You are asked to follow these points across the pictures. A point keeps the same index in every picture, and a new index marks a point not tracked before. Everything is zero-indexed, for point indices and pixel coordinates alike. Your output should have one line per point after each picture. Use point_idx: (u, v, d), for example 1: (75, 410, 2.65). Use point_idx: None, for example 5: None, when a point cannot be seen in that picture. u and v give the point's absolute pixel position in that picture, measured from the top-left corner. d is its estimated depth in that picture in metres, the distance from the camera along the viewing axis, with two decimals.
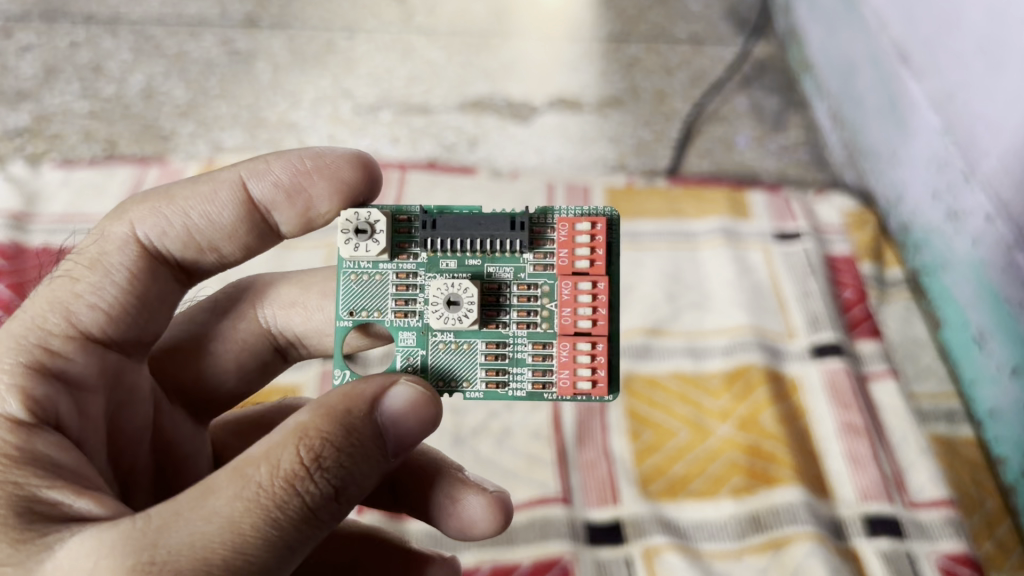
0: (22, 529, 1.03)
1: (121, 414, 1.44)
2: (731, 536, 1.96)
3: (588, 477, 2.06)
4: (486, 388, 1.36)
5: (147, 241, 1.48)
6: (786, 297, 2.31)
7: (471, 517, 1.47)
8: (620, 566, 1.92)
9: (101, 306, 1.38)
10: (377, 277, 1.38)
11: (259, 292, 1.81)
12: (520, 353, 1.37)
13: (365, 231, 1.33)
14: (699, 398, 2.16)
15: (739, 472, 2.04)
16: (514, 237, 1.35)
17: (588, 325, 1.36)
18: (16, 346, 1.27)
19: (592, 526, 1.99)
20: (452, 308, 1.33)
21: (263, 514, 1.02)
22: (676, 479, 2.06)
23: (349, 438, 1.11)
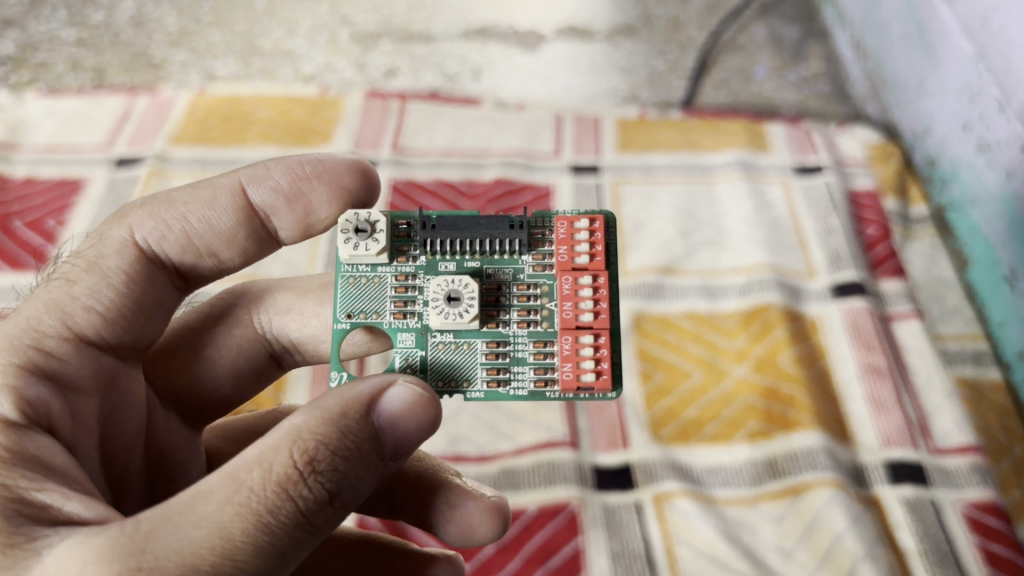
0: (10, 533, 0.97)
1: (116, 421, 1.34)
2: (745, 483, 1.89)
3: (598, 422, 1.98)
4: (487, 388, 1.27)
5: (146, 245, 1.38)
6: (806, 234, 2.21)
7: (469, 524, 1.39)
8: (628, 512, 1.86)
9: (99, 305, 1.29)
10: (375, 279, 1.29)
11: (258, 298, 1.68)
12: (521, 352, 1.28)
13: (363, 229, 1.26)
14: (714, 339, 2.06)
15: (755, 415, 1.96)
16: (516, 236, 1.29)
17: (589, 318, 1.27)
18: (14, 345, 1.18)
19: (601, 471, 1.91)
20: (453, 303, 1.24)
21: (254, 520, 0.96)
22: (689, 422, 1.97)
23: (346, 441, 1.03)
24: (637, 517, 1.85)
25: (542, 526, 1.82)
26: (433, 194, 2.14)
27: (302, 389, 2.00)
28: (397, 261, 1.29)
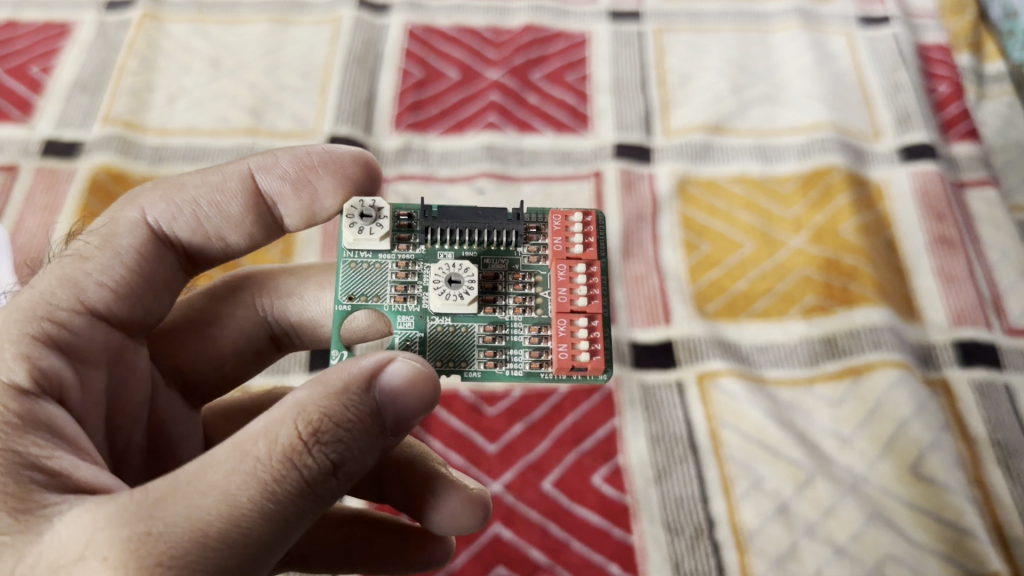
0: (23, 498, 0.84)
1: (121, 406, 1.17)
2: (799, 364, 1.71)
3: (635, 293, 1.77)
4: (486, 366, 1.14)
5: (156, 227, 1.21)
6: (871, 91, 2.03)
7: (446, 514, 1.20)
8: (668, 391, 1.68)
9: (112, 279, 1.12)
10: (374, 264, 1.17)
11: (263, 286, 1.47)
12: (518, 335, 1.15)
13: (369, 217, 1.16)
14: (768, 206, 1.87)
15: (812, 290, 1.77)
16: (513, 228, 1.20)
17: (584, 303, 1.14)
18: (26, 318, 1.01)
19: (639, 347, 1.72)
20: (452, 284, 1.13)
21: (259, 490, 0.83)
22: (737, 296, 1.78)
23: (353, 412, 0.90)
24: (677, 396, 1.68)
25: (574, 408, 1.67)
26: (454, 41, 2.06)
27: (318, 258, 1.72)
28: (399, 242, 1.18)
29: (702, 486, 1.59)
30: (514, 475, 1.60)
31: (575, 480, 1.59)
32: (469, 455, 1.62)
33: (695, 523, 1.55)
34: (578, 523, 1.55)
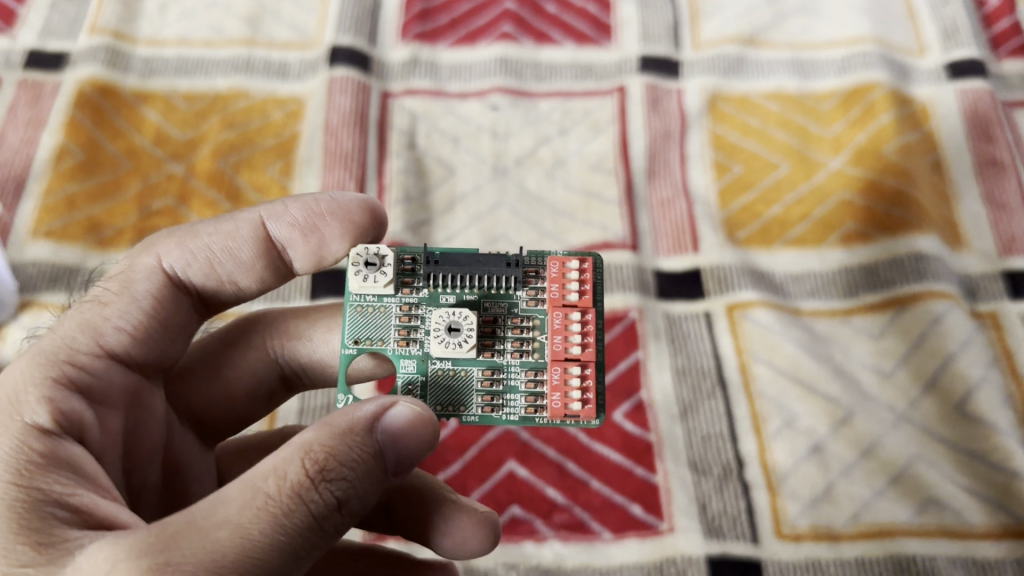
0: (43, 533, 0.78)
1: (142, 453, 1.08)
2: (835, 295, 1.59)
3: (661, 220, 1.64)
4: (483, 411, 1.03)
5: (173, 273, 1.11)
6: (915, 4, 1.88)
7: (456, 538, 1.06)
8: (694, 323, 1.57)
9: (133, 319, 1.05)
10: (379, 307, 1.05)
11: (275, 329, 1.31)
12: (514, 379, 1.04)
13: (370, 262, 1.03)
14: (806, 125, 1.74)
15: (851, 216, 1.65)
16: (510, 271, 1.05)
17: (579, 350, 1.02)
18: (47, 360, 0.95)
19: (664, 276, 1.61)
20: (451, 332, 1.01)
21: (270, 528, 0.77)
22: (771, 222, 1.65)
23: (359, 449, 0.84)
24: (705, 328, 1.56)
25: None
26: None
27: (314, 173, 1.66)
28: (401, 284, 1.06)
29: (732, 423, 1.48)
30: None
31: None
32: None
33: (723, 464, 1.45)
34: (597, 460, 1.46)
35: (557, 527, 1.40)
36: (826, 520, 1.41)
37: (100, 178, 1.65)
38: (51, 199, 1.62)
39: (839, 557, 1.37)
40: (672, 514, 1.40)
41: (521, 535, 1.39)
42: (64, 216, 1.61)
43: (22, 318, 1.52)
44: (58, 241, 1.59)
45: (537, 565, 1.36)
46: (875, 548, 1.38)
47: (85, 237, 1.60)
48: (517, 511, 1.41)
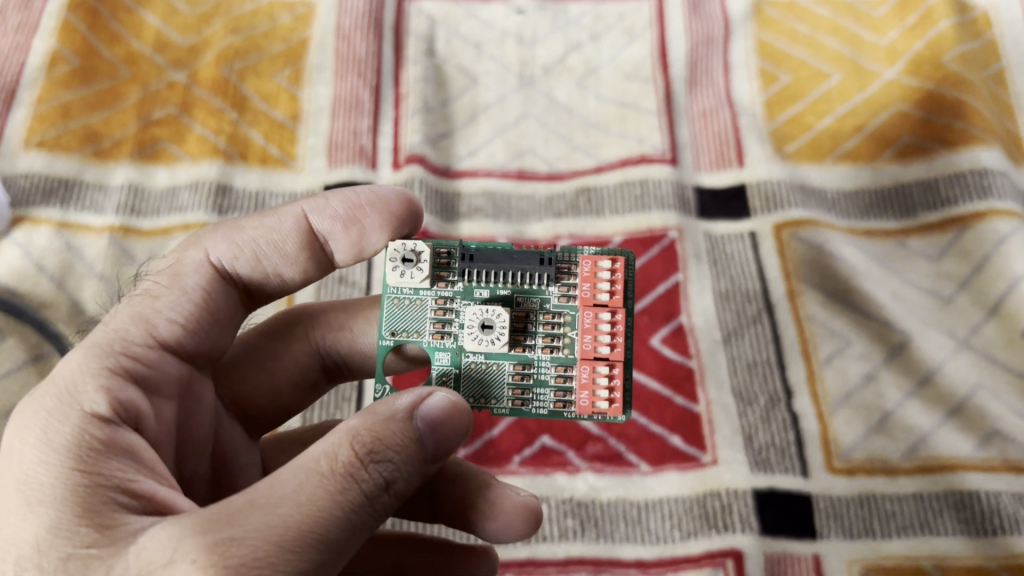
0: (104, 516, 0.70)
1: (192, 450, 0.95)
2: (890, 216, 1.49)
3: (703, 133, 1.56)
4: (512, 405, 0.92)
5: (221, 267, 0.98)
6: None
7: (501, 520, 0.93)
8: (738, 243, 1.47)
9: (188, 309, 0.93)
10: (414, 299, 0.95)
11: (328, 317, 1.14)
12: (543, 373, 0.92)
13: (407, 258, 0.93)
14: (858, 33, 1.62)
15: (909, 129, 1.53)
16: (544, 266, 0.93)
17: (609, 348, 0.91)
18: (99, 352, 0.84)
19: (706, 193, 1.52)
20: (484, 329, 0.91)
21: (327, 508, 0.69)
22: (821, 135, 1.55)
23: (406, 433, 0.75)
24: (749, 248, 1.46)
25: None
26: None
27: (325, 81, 1.59)
28: (435, 278, 0.94)
29: (779, 349, 1.37)
30: None
31: None
32: None
33: (769, 392, 1.34)
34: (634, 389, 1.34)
35: (591, 459, 1.29)
36: (880, 452, 1.30)
37: (96, 85, 1.55)
38: (45, 105, 1.51)
39: (895, 492, 1.27)
40: (714, 445, 1.29)
41: (553, 468, 1.29)
42: (59, 125, 1.50)
43: (15, 234, 1.41)
44: (52, 152, 1.48)
45: (570, 499, 1.26)
46: (935, 483, 1.26)
47: (81, 148, 1.50)
48: (548, 442, 1.30)
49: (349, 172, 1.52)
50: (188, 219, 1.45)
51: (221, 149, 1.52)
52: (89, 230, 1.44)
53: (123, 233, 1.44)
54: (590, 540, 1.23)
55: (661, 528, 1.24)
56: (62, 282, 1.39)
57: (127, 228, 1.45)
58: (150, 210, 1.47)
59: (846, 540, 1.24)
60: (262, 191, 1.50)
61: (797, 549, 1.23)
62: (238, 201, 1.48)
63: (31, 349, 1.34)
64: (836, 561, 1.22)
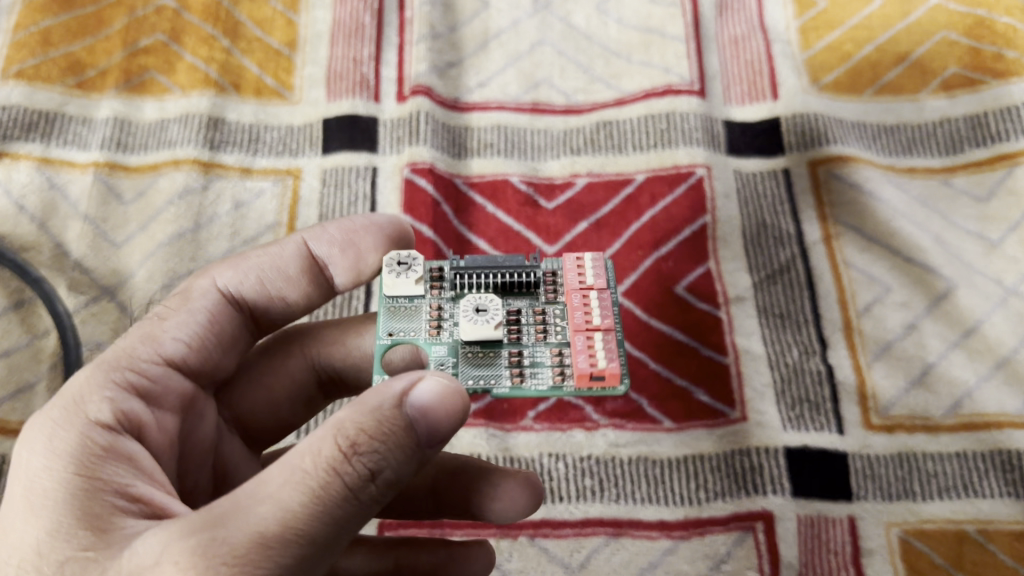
0: (105, 518, 0.63)
1: (192, 463, 0.86)
2: (935, 152, 1.37)
3: (734, 63, 1.46)
4: (512, 383, 0.83)
5: (230, 294, 0.91)
6: None
7: (503, 502, 0.89)
8: (770, 181, 1.36)
9: (196, 331, 0.86)
10: (409, 307, 0.88)
11: (324, 330, 1.04)
12: (539, 356, 0.85)
13: (403, 262, 0.87)
14: None
15: (955, 58, 1.42)
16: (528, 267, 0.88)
17: (600, 317, 0.84)
18: (106, 368, 0.77)
19: (736, 126, 1.42)
20: (478, 311, 0.82)
21: (306, 512, 0.60)
22: (862, 65, 1.45)
23: (397, 418, 0.64)
24: (782, 187, 1.36)
25: (654, 201, 1.35)
26: None
27: (323, 6, 1.50)
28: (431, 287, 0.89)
29: (813, 298, 1.27)
30: None
31: (653, 289, 1.29)
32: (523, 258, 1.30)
33: (802, 344, 1.24)
34: (656, 340, 1.25)
35: (610, 415, 1.21)
36: (921, 407, 1.19)
37: (80, 12, 1.44)
38: (24, 33, 1.41)
39: (937, 451, 1.16)
40: (744, 400, 1.20)
41: (570, 424, 1.20)
42: (39, 54, 1.40)
43: None
44: (31, 82, 1.37)
45: (589, 457, 1.18)
46: (980, 442, 1.16)
47: (62, 79, 1.39)
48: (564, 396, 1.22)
49: (350, 105, 1.42)
50: (178, 154, 1.36)
51: (213, 79, 1.41)
52: (73, 165, 1.34)
53: (108, 169, 1.34)
54: (609, 500, 1.15)
55: (685, 488, 1.15)
56: (44, 223, 1.30)
57: (113, 164, 1.35)
58: (138, 145, 1.37)
59: (884, 502, 1.13)
60: (256, 125, 1.40)
61: (832, 511, 1.13)
62: (231, 135, 1.39)
63: (12, 296, 1.25)
64: (873, 524, 1.12)
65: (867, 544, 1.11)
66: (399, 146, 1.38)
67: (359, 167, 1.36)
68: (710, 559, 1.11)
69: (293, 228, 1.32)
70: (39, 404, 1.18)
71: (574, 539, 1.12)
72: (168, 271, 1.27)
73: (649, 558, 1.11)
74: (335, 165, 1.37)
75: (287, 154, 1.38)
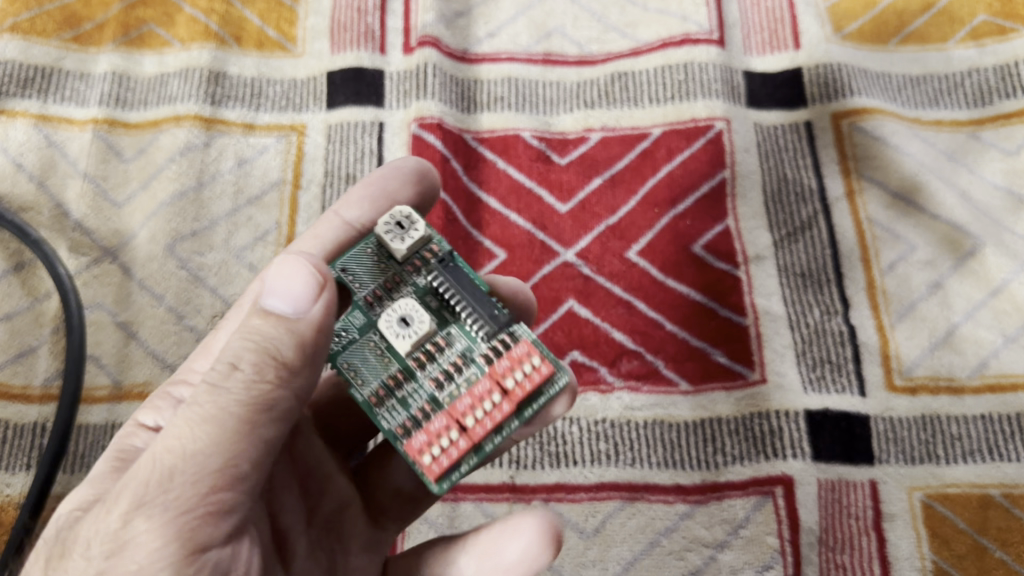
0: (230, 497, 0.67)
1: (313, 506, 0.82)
2: (962, 104, 1.32)
3: (754, 10, 1.40)
4: (368, 399, 0.77)
5: None
6: None
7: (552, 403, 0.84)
8: (792, 135, 1.32)
9: None
10: (379, 264, 0.82)
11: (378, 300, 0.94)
12: (414, 399, 0.76)
13: (401, 224, 0.80)
14: None
15: (984, 6, 1.37)
16: (492, 320, 0.77)
17: (474, 421, 0.72)
18: (159, 393, 0.87)
19: (756, 77, 1.36)
20: (402, 324, 0.75)
21: (185, 417, 0.62)
22: (889, 12, 1.39)
23: (250, 319, 0.67)
24: (805, 140, 1.31)
25: (670, 156, 1.30)
26: None
27: None
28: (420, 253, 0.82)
29: (836, 256, 1.23)
30: (590, 241, 1.25)
31: (671, 247, 1.25)
32: (535, 216, 1.27)
33: (824, 304, 1.20)
34: (672, 301, 1.22)
35: (626, 377, 1.17)
36: (945, 368, 1.16)
37: None
38: None
39: (962, 414, 1.12)
40: (764, 361, 1.17)
41: (585, 386, 1.17)
42: (33, 7, 1.35)
43: None
44: (27, 37, 1.33)
45: (604, 420, 1.14)
46: (1006, 405, 1.12)
47: (59, 32, 1.34)
48: (577, 358, 1.18)
49: (355, 57, 1.37)
50: (179, 110, 1.31)
51: (213, 32, 1.37)
52: (71, 123, 1.30)
53: (107, 126, 1.30)
54: (625, 464, 1.12)
55: (702, 452, 1.12)
56: (43, 181, 1.26)
57: (112, 120, 1.31)
58: (138, 101, 1.33)
59: (907, 466, 1.10)
60: (258, 78, 1.35)
61: (852, 475, 1.10)
62: (233, 89, 1.34)
63: (12, 257, 1.23)
64: (895, 489, 1.09)
65: (889, 508, 1.08)
66: (406, 100, 1.34)
67: (366, 123, 1.32)
68: (727, 524, 1.08)
69: (298, 186, 1.28)
70: (43, 368, 1.16)
71: (589, 504, 1.10)
72: (170, 231, 1.24)
73: (665, 523, 1.09)
74: (340, 121, 1.33)
75: (291, 109, 1.34)
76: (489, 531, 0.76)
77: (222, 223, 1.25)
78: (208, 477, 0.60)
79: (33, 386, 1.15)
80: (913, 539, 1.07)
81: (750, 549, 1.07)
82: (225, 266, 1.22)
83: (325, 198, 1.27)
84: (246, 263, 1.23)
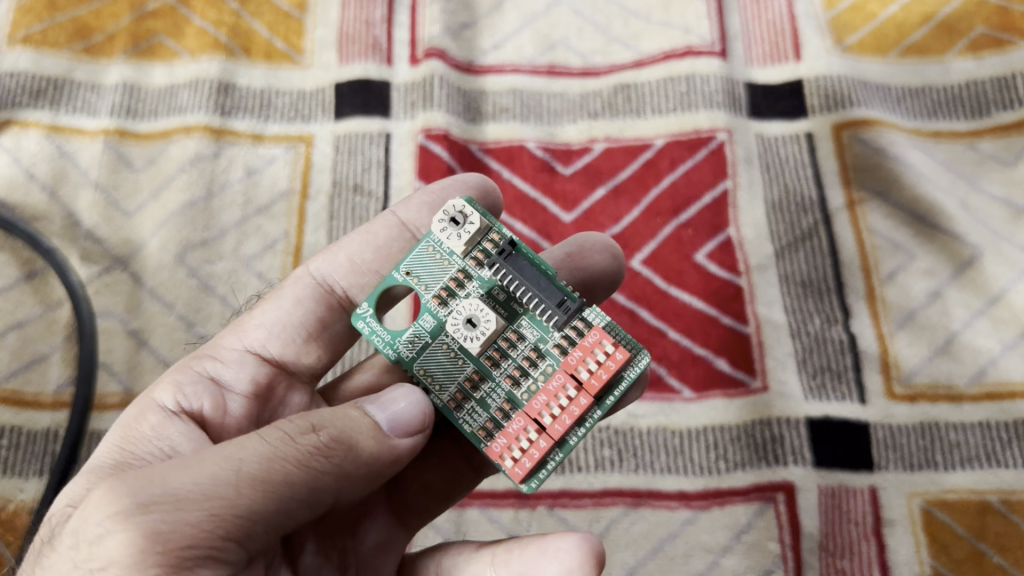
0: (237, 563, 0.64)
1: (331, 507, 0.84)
2: (961, 115, 1.34)
3: (755, 23, 1.42)
4: (449, 404, 0.82)
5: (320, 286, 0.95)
6: None
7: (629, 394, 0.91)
8: (793, 145, 1.33)
9: (279, 318, 0.92)
10: (444, 259, 0.85)
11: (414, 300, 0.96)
12: (492, 399, 0.81)
13: (456, 218, 0.84)
14: None
15: (983, 18, 1.38)
16: (559, 309, 0.81)
17: (552, 418, 0.78)
18: (184, 367, 0.87)
19: (758, 88, 1.38)
20: (469, 326, 0.80)
21: (256, 460, 0.64)
22: (889, 24, 1.40)
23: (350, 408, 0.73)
24: (805, 151, 1.33)
25: (673, 167, 1.32)
26: None
27: None
28: (475, 251, 0.84)
29: (836, 265, 1.25)
30: None
31: (674, 256, 1.26)
32: (540, 225, 1.29)
33: (824, 313, 1.22)
34: (676, 309, 1.23)
35: None
36: (944, 376, 1.17)
37: None
38: None
39: (960, 421, 1.14)
40: (765, 369, 1.19)
41: None
42: (45, 18, 1.37)
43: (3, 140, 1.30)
44: (39, 48, 1.35)
45: (607, 427, 1.16)
46: (1004, 412, 1.14)
47: (69, 44, 1.36)
48: None
49: (362, 69, 1.39)
50: (188, 121, 1.33)
51: (222, 43, 1.38)
52: (82, 133, 1.32)
53: (118, 137, 1.32)
54: (628, 471, 1.14)
55: (704, 458, 1.14)
56: (55, 191, 1.28)
57: (122, 131, 1.32)
58: (148, 111, 1.34)
59: (905, 472, 1.12)
60: (267, 90, 1.37)
61: (852, 482, 1.12)
62: (243, 100, 1.36)
63: (24, 265, 1.25)
64: (894, 495, 1.11)
65: (889, 514, 1.10)
66: (412, 111, 1.36)
67: (373, 134, 1.34)
68: (730, 529, 1.10)
69: (306, 196, 1.30)
70: (55, 376, 1.18)
71: (592, 509, 1.12)
72: (180, 240, 1.26)
73: (668, 529, 1.11)
74: (347, 131, 1.34)
75: (299, 120, 1.36)
76: (521, 551, 0.71)
77: (232, 232, 1.27)
78: (228, 522, 0.61)
79: (46, 394, 1.17)
80: (913, 544, 1.09)
81: (752, 554, 1.09)
82: (234, 274, 1.24)
83: (333, 208, 1.29)
84: (255, 272, 1.25)
